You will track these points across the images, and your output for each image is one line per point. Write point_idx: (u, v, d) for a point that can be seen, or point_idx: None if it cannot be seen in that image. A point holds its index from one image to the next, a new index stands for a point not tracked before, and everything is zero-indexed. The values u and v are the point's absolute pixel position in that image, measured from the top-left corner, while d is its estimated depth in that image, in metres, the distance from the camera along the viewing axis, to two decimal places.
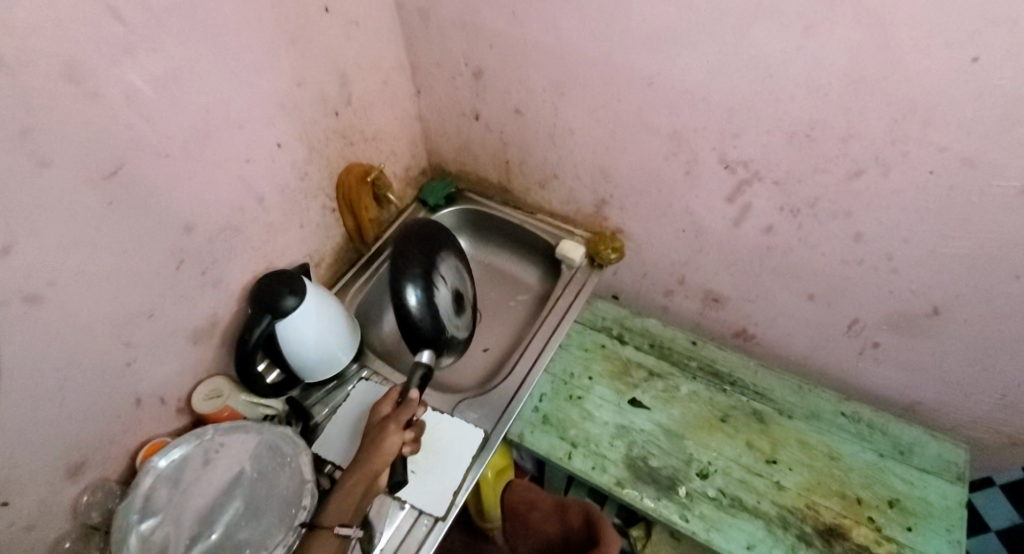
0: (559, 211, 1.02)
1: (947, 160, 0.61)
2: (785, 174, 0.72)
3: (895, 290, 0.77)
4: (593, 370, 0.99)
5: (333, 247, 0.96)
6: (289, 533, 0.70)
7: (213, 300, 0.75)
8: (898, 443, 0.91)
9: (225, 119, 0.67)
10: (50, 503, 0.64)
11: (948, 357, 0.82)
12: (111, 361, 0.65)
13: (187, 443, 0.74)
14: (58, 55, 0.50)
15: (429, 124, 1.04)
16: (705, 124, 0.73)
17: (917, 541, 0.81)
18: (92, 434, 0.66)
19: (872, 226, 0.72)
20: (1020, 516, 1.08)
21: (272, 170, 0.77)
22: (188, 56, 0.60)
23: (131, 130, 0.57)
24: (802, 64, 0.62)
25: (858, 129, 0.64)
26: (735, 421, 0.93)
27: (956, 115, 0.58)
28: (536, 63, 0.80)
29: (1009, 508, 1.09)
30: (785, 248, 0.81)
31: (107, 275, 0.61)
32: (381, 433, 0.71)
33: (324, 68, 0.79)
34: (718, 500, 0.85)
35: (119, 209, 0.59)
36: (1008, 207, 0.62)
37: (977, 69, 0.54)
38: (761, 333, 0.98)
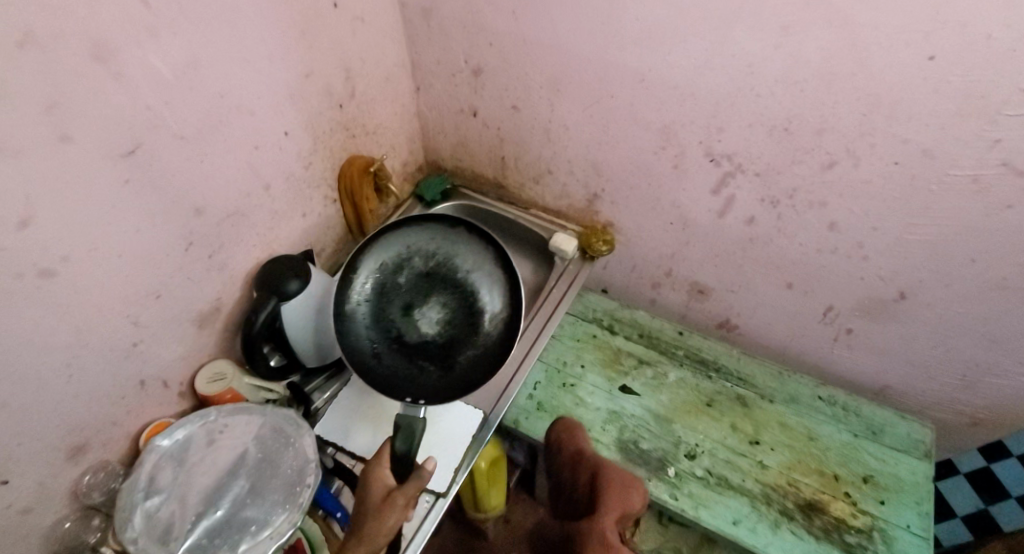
0: (552, 207, 1.07)
1: (910, 152, 0.68)
2: (766, 166, 0.78)
3: (866, 277, 0.83)
4: (584, 359, 1.03)
5: (333, 238, 0.99)
6: (294, 511, 0.71)
7: (218, 285, 0.77)
8: (871, 424, 0.96)
9: (237, 106, 0.69)
10: (52, 483, 0.64)
11: (914, 341, 0.88)
12: (119, 340, 0.66)
13: (191, 424, 0.74)
14: (87, 35, 0.51)
15: (426, 121, 1.07)
16: (692, 119, 0.79)
17: (889, 514, 0.86)
18: (98, 413, 0.67)
19: (845, 215, 0.78)
20: (983, 501, 1.05)
21: (279, 158, 0.80)
22: (206, 41, 0.63)
23: (149, 111, 0.59)
24: (781, 62, 0.68)
25: (832, 123, 0.70)
26: (720, 405, 0.98)
27: (917, 110, 0.64)
28: (534, 61, 0.85)
29: (971, 493, 1.06)
30: (765, 238, 0.87)
31: (119, 253, 0.62)
32: (382, 513, 0.68)
33: (330, 61, 0.82)
34: (705, 479, 0.89)
35: (134, 188, 0.61)
36: (965, 195, 0.68)
37: (935, 67, 0.60)
38: (743, 323, 1.04)
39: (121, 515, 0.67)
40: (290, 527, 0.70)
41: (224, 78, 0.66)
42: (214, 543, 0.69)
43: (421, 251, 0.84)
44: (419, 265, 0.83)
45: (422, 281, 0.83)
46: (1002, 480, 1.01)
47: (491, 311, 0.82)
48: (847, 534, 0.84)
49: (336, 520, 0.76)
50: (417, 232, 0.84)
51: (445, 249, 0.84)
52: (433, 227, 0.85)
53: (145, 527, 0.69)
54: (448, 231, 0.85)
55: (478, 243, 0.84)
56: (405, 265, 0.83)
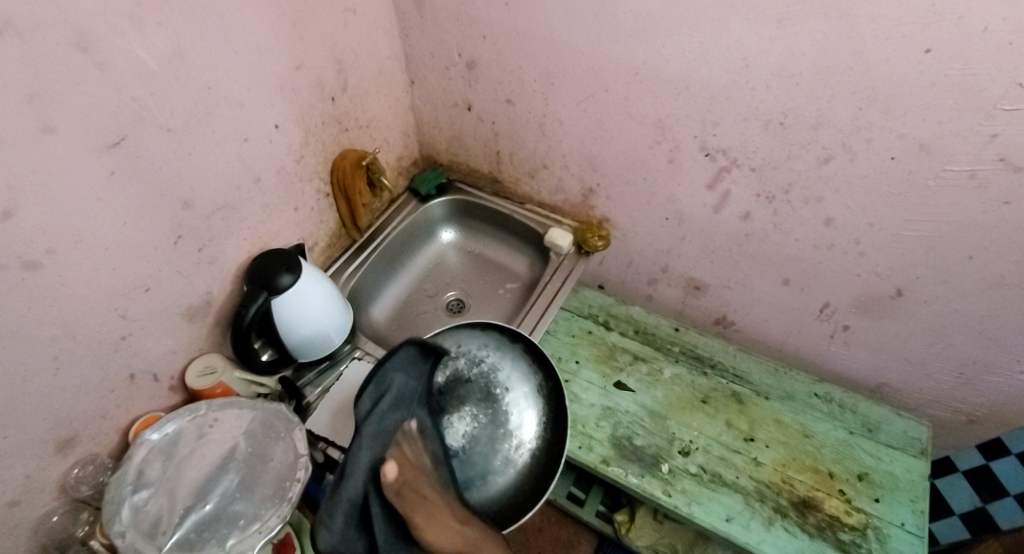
0: (548, 201, 1.06)
1: (907, 146, 0.67)
2: (761, 161, 0.77)
3: (862, 273, 0.82)
4: (579, 354, 1.02)
5: (327, 232, 0.99)
6: (283, 505, 0.70)
7: (208, 279, 0.76)
8: (867, 421, 0.96)
9: (225, 98, 0.69)
10: (39, 476, 0.64)
11: (911, 338, 0.87)
12: (107, 333, 0.65)
13: (180, 418, 0.74)
14: (68, 24, 0.51)
15: (421, 115, 1.07)
16: (687, 112, 0.78)
17: (883, 511, 0.85)
18: (86, 407, 0.67)
19: (841, 211, 0.77)
20: (981, 500, 1.04)
21: (269, 151, 0.79)
22: (192, 33, 0.62)
23: (134, 103, 0.59)
24: (776, 55, 0.67)
25: (827, 117, 0.69)
26: (715, 402, 0.97)
27: (913, 103, 0.63)
28: (528, 54, 0.84)
29: (970, 491, 1.05)
30: (761, 234, 0.86)
31: (107, 245, 0.61)
32: None
33: (321, 53, 0.81)
34: (699, 476, 0.88)
35: (120, 181, 0.60)
36: (960, 190, 0.67)
37: (931, 60, 0.59)
38: (739, 319, 1.03)
39: (109, 508, 0.67)
40: (279, 522, 0.69)
41: (211, 69, 0.66)
42: (202, 538, 0.68)
43: (469, 356, 0.79)
44: (464, 368, 0.77)
45: (462, 386, 0.75)
46: (1000, 479, 1.00)
47: (521, 443, 0.75)
48: (841, 531, 0.83)
49: None
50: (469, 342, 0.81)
51: (494, 358, 0.79)
52: (488, 336, 0.83)
53: (133, 521, 0.68)
54: (498, 346, 0.81)
55: (526, 365, 0.81)
56: (450, 364, 0.77)
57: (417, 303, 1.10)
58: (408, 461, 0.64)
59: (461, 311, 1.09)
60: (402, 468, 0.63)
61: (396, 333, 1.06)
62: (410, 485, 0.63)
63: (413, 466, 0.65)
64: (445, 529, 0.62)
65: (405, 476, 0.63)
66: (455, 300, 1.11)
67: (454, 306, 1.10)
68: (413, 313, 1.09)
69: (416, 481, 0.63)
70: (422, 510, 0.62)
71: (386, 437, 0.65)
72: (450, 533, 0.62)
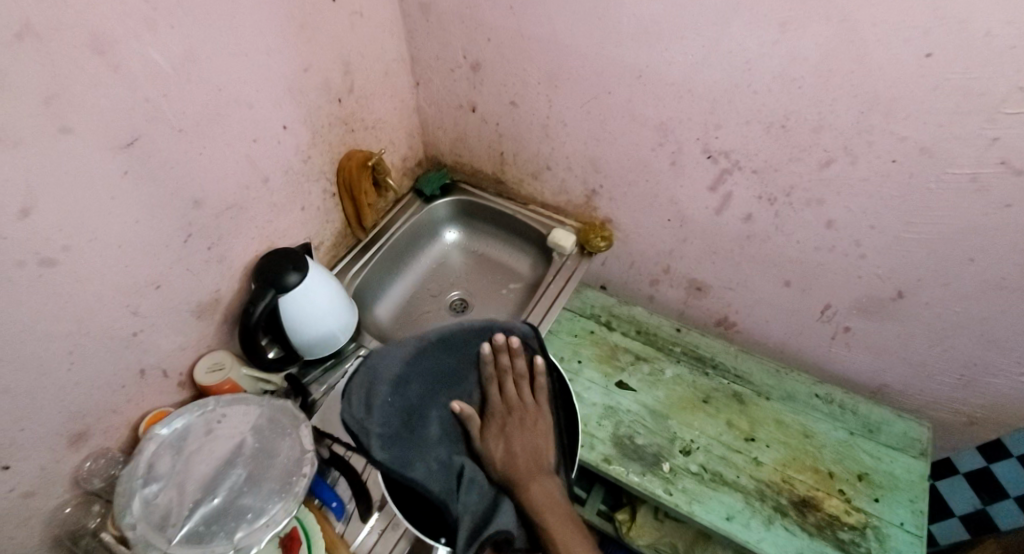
0: (551, 202, 1.08)
1: (907, 149, 0.67)
2: (763, 164, 0.78)
3: (863, 275, 0.83)
4: (582, 354, 1.02)
5: (333, 232, 1.00)
6: (290, 500, 0.71)
7: (217, 277, 0.77)
8: (866, 422, 0.96)
9: (236, 99, 0.70)
10: (52, 469, 0.65)
11: (911, 340, 0.88)
12: (119, 329, 0.67)
13: (189, 414, 0.76)
14: (85, 27, 0.52)
15: (426, 116, 1.08)
16: (689, 115, 0.79)
17: (883, 511, 0.85)
18: (98, 401, 0.68)
19: (842, 213, 0.78)
20: (982, 502, 1.03)
21: (278, 151, 0.80)
22: (205, 35, 0.63)
23: (148, 103, 0.60)
24: (778, 58, 0.68)
25: (829, 120, 0.70)
26: (716, 402, 0.98)
27: (913, 107, 0.64)
28: (533, 56, 0.85)
29: (970, 494, 1.04)
30: (762, 236, 0.87)
31: (120, 242, 0.63)
32: None
33: (329, 55, 0.82)
34: (699, 475, 0.89)
35: (133, 180, 0.61)
36: (960, 192, 0.68)
37: (930, 64, 0.60)
38: (741, 320, 1.04)
39: (119, 501, 0.69)
40: (285, 516, 0.70)
41: (223, 71, 0.67)
42: (210, 530, 0.69)
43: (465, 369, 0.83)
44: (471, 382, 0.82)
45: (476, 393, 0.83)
46: (1001, 480, 0.99)
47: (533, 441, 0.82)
48: (841, 530, 0.84)
49: (331, 510, 0.76)
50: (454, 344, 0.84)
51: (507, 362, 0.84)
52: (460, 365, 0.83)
53: (143, 513, 0.69)
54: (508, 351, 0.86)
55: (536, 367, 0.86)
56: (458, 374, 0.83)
57: (421, 303, 1.11)
58: (506, 397, 0.82)
59: (464, 311, 1.10)
60: (495, 406, 0.81)
61: (399, 332, 1.07)
62: (496, 419, 0.80)
63: (519, 401, 0.82)
64: (527, 467, 0.76)
65: (498, 407, 0.81)
66: (458, 300, 1.12)
67: (457, 305, 1.11)
68: (417, 311, 1.10)
69: (519, 413, 0.81)
70: (513, 442, 0.78)
71: (493, 372, 0.84)
72: (527, 472, 0.75)
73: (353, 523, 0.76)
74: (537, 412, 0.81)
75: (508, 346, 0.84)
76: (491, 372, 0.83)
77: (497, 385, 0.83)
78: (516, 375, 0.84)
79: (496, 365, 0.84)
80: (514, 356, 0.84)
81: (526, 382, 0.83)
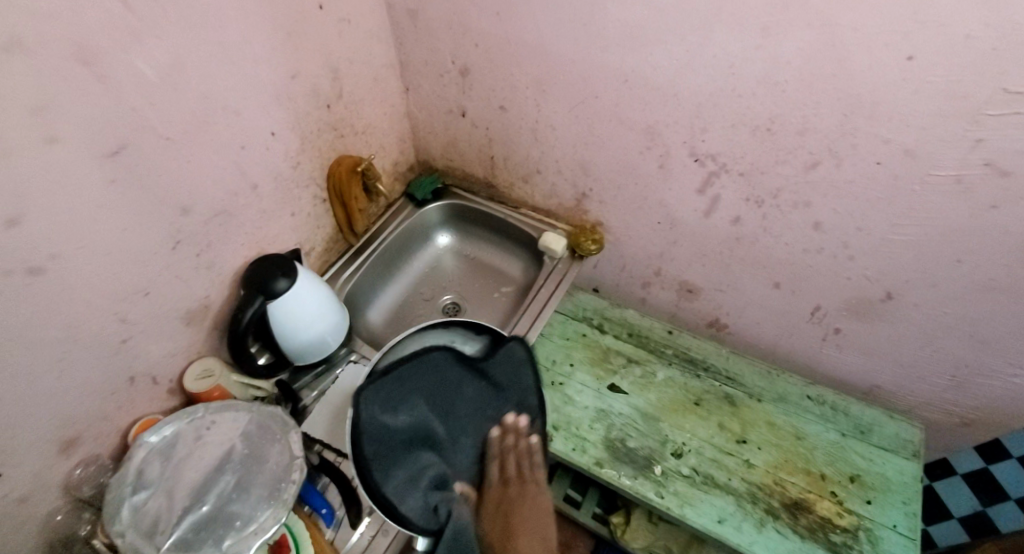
0: (542, 206, 1.08)
1: (891, 151, 0.68)
2: (749, 166, 0.78)
3: (851, 276, 0.83)
4: (574, 357, 1.03)
5: (324, 237, 1.00)
6: (280, 506, 0.71)
7: (206, 283, 0.78)
8: (858, 424, 0.96)
9: (223, 107, 0.70)
10: (42, 477, 0.65)
11: (901, 341, 0.88)
12: (108, 337, 0.67)
13: (179, 421, 0.76)
14: (69, 38, 0.53)
15: (417, 121, 1.08)
16: (676, 118, 0.79)
17: (875, 513, 0.85)
18: (88, 409, 0.68)
19: (829, 215, 0.78)
20: (981, 503, 1.04)
21: (266, 158, 0.81)
22: (190, 45, 0.64)
23: (134, 112, 0.60)
24: (760, 62, 0.68)
25: (813, 122, 0.70)
26: (708, 404, 0.97)
27: (896, 109, 0.64)
28: (520, 61, 0.86)
29: (969, 495, 1.05)
30: (751, 238, 0.87)
31: (107, 250, 0.63)
32: None
33: (317, 62, 0.83)
34: (691, 478, 0.89)
35: (121, 188, 0.62)
36: (944, 194, 0.68)
37: (911, 66, 0.60)
38: (733, 322, 1.04)
39: (108, 508, 0.69)
40: (275, 523, 0.70)
41: (210, 79, 0.68)
42: (199, 537, 0.69)
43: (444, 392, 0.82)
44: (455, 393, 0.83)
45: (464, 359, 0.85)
46: (1002, 482, 1.00)
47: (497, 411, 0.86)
48: (833, 533, 0.83)
49: (321, 516, 0.76)
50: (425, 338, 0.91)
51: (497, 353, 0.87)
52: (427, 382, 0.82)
53: (132, 520, 0.69)
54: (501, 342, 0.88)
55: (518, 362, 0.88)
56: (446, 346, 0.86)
57: (413, 307, 1.12)
58: (507, 479, 0.80)
59: (456, 315, 1.10)
60: (492, 481, 0.79)
61: (391, 336, 1.07)
62: (494, 496, 0.79)
63: (518, 477, 0.80)
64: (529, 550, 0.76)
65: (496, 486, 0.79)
66: (450, 304, 1.12)
67: (449, 309, 1.11)
68: (409, 316, 1.10)
69: (521, 492, 0.79)
70: (514, 523, 0.77)
71: (498, 449, 0.81)
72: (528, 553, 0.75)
73: (343, 529, 0.76)
74: (539, 489, 0.81)
75: (515, 427, 0.83)
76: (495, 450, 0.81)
77: (497, 463, 0.80)
78: (519, 453, 0.82)
79: (501, 445, 0.82)
80: (521, 436, 0.82)
81: (527, 457, 0.81)
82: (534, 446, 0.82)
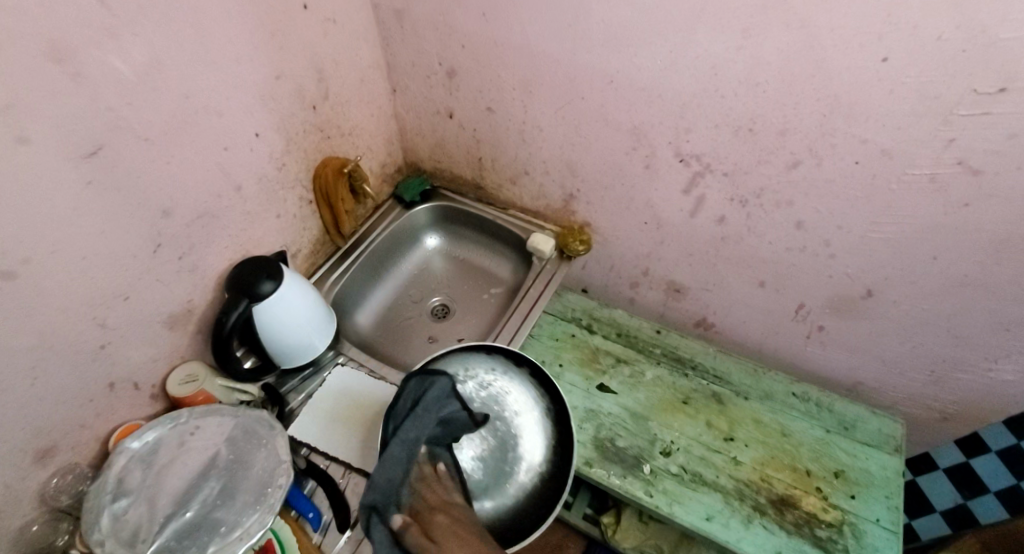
0: (530, 207, 1.08)
1: (870, 151, 0.69)
2: (733, 167, 0.79)
3: (834, 274, 0.84)
4: (563, 358, 1.03)
5: (310, 239, 0.99)
6: (264, 511, 0.70)
7: (189, 287, 0.76)
8: (843, 420, 0.98)
9: (204, 107, 0.70)
10: (18, 486, 0.64)
11: (883, 338, 0.89)
12: (85, 342, 0.66)
13: (161, 427, 0.75)
14: (42, 36, 0.52)
15: (404, 122, 1.08)
16: (661, 119, 0.79)
17: (859, 507, 0.86)
18: (65, 416, 0.67)
19: (811, 215, 0.79)
20: (963, 497, 1.06)
21: (250, 159, 0.80)
22: (169, 44, 0.63)
23: (111, 113, 0.59)
24: (743, 63, 0.69)
25: (794, 123, 0.71)
26: (695, 403, 0.98)
27: (874, 110, 0.65)
28: (505, 62, 0.86)
29: (951, 489, 1.07)
30: (736, 237, 0.88)
31: (84, 254, 0.62)
32: None
33: (302, 63, 0.82)
34: (680, 476, 0.90)
35: (97, 189, 0.61)
36: (922, 193, 0.69)
37: (887, 68, 0.62)
38: (719, 321, 1.05)
39: (88, 517, 0.68)
40: (260, 528, 0.69)
41: (190, 79, 0.67)
42: (182, 545, 0.68)
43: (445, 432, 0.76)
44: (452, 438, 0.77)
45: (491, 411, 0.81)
46: (982, 476, 1.01)
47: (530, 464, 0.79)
48: (818, 528, 0.85)
49: (308, 520, 0.75)
50: (516, 379, 0.85)
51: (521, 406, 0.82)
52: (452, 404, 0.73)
53: (113, 529, 0.68)
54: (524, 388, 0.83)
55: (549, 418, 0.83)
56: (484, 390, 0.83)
57: (402, 309, 1.11)
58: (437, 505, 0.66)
59: (445, 317, 1.10)
60: (421, 513, 0.65)
61: (380, 339, 1.06)
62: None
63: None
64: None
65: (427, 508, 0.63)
66: (439, 306, 1.12)
67: (438, 311, 1.11)
68: (398, 318, 1.10)
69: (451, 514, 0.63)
70: None
71: (412, 482, 0.66)
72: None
73: (330, 534, 0.75)
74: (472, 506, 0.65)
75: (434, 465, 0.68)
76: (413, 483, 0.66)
77: (418, 495, 0.66)
78: (442, 482, 0.68)
79: (420, 476, 0.67)
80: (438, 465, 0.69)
81: (439, 482, 0.67)
82: (442, 472, 0.68)
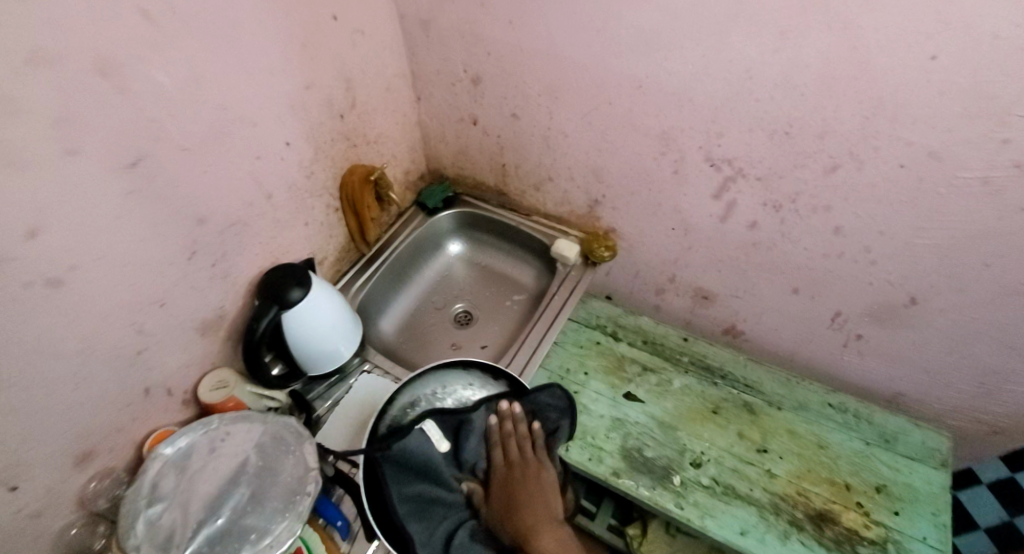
0: (554, 214, 1.07)
1: (913, 152, 0.66)
2: (766, 170, 0.77)
3: (873, 280, 0.81)
4: (588, 366, 1.01)
5: (336, 247, 1.00)
6: (294, 517, 0.70)
7: (221, 294, 0.78)
8: (883, 432, 0.94)
9: (238, 117, 0.71)
10: (59, 490, 0.65)
11: (925, 347, 0.86)
12: (124, 347, 0.67)
13: (193, 432, 0.76)
14: (91, 52, 0.53)
15: (429, 131, 1.09)
16: (691, 123, 0.78)
17: (904, 525, 0.82)
18: (104, 421, 0.68)
19: (849, 219, 0.76)
20: (1010, 514, 1.01)
21: (281, 168, 0.81)
22: (206, 56, 0.64)
23: (153, 124, 0.61)
24: (777, 66, 0.67)
25: (832, 125, 0.69)
26: (726, 413, 0.96)
27: (917, 110, 0.63)
28: (532, 69, 0.86)
29: (995, 503, 1.02)
30: (768, 243, 0.86)
31: (123, 262, 0.63)
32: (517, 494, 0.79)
33: (330, 72, 0.83)
34: (711, 488, 0.87)
35: (138, 199, 0.62)
36: (969, 195, 0.67)
37: (933, 66, 0.59)
38: (749, 329, 1.02)
39: (124, 523, 0.68)
40: (290, 536, 0.69)
41: (227, 91, 0.68)
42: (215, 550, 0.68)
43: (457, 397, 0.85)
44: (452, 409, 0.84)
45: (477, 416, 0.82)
46: None
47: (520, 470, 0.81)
48: (860, 545, 0.81)
49: (337, 529, 0.75)
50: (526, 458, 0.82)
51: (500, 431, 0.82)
52: (472, 373, 0.87)
53: (148, 534, 0.69)
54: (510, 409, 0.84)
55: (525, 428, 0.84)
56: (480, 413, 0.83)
57: (425, 316, 1.11)
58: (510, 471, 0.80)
59: (468, 324, 1.09)
60: (496, 467, 0.81)
61: (404, 346, 1.06)
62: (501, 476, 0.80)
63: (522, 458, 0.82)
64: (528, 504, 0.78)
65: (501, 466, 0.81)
66: (462, 312, 1.11)
67: (461, 318, 1.10)
68: (421, 324, 1.09)
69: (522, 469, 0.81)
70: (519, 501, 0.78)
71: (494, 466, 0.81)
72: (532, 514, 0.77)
73: (359, 541, 0.75)
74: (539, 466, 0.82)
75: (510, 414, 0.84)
76: (495, 437, 0.82)
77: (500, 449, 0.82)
78: (518, 438, 0.83)
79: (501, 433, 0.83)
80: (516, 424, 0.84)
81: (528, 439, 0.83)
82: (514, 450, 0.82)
